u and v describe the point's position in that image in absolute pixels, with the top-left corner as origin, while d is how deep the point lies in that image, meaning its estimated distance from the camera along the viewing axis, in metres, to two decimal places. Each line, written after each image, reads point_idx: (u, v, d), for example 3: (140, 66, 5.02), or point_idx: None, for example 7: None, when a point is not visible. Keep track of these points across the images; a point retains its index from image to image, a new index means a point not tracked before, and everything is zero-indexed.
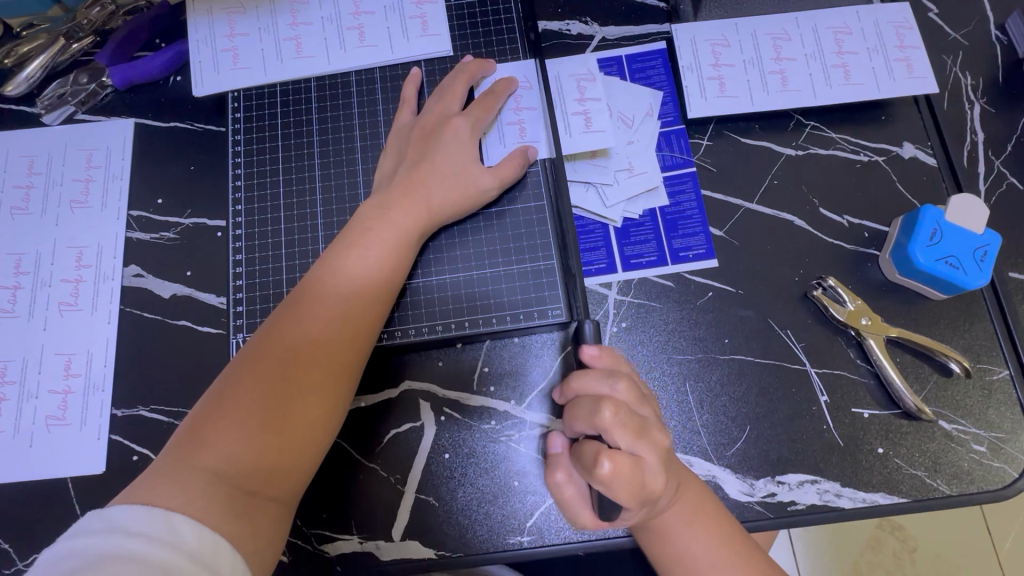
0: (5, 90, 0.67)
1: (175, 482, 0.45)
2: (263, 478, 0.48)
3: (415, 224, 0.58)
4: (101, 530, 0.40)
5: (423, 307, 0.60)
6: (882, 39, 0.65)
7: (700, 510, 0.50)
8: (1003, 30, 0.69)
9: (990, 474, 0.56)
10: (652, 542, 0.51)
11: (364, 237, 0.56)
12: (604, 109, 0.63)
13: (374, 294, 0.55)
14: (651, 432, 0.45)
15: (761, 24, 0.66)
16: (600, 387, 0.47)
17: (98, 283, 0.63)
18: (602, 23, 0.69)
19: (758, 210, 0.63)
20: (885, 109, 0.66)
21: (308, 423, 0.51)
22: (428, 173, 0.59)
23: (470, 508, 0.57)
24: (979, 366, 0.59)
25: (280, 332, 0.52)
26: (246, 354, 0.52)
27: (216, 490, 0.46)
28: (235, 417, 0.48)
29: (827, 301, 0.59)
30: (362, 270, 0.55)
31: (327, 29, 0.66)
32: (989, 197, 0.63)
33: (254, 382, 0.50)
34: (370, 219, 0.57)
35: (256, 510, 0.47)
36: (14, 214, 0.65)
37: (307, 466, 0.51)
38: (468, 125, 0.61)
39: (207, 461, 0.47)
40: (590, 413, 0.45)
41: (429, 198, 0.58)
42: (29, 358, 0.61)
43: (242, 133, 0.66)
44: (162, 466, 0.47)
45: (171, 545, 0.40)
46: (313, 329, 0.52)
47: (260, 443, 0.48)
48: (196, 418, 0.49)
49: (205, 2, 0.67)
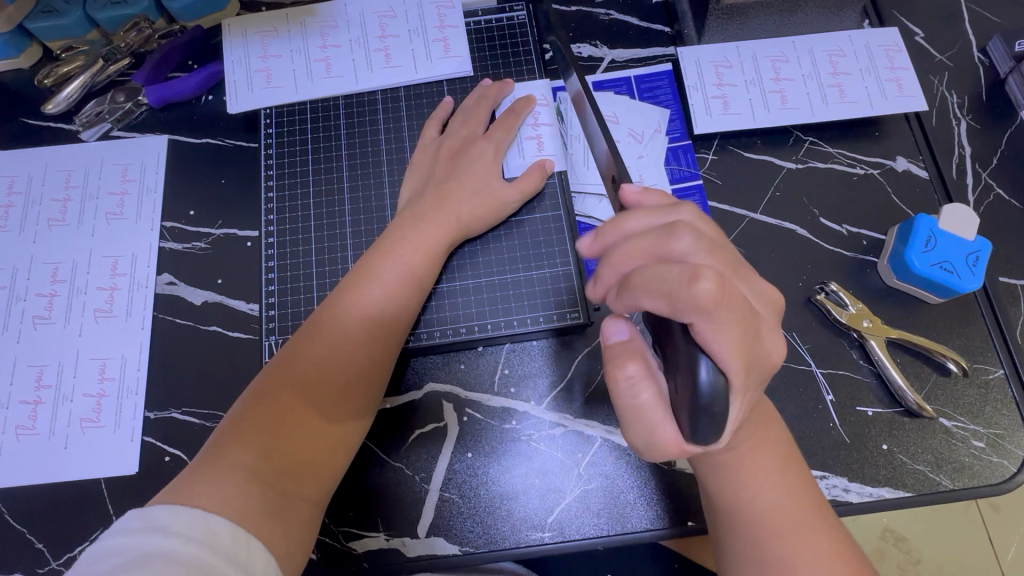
0: (46, 109, 0.71)
1: (212, 480, 0.46)
2: (298, 478, 0.50)
3: (440, 235, 0.60)
4: (142, 530, 0.40)
5: (446, 311, 0.63)
6: (874, 61, 0.70)
7: (784, 470, 0.48)
8: (984, 52, 0.73)
9: (990, 468, 0.59)
10: (732, 495, 0.48)
11: (397, 246, 0.59)
12: (622, 149, 0.68)
13: (403, 302, 0.58)
14: (742, 270, 0.40)
15: (761, 46, 0.71)
16: (661, 216, 0.42)
17: (133, 290, 0.66)
18: (611, 46, 0.73)
19: (763, 220, 0.67)
20: (879, 126, 0.70)
21: (338, 425, 0.53)
22: (457, 189, 0.62)
23: (493, 505, 0.59)
24: (975, 366, 0.62)
25: (318, 336, 0.55)
26: (283, 355, 0.54)
27: (253, 488, 0.47)
28: (273, 417, 0.51)
29: (830, 305, 0.62)
30: (394, 276, 0.58)
31: (354, 50, 0.71)
32: (978, 206, 0.67)
33: (293, 383, 0.52)
34: (402, 229, 0.60)
35: (291, 510, 0.49)
36: (52, 226, 0.68)
37: (338, 467, 0.53)
38: (492, 146, 0.65)
39: (243, 459, 0.48)
40: (663, 238, 0.39)
41: (458, 211, 0.62)
42: (65, 363, 0.63)
43: (273, 148, 0.69)
44: (201, 463, 0.48)
45: (211, 547, 0.41)
46: (351, 332, 0.55)
47: (296, 442, 0.51)
48: (234, 417, 0.51)
49: (239, 26, 0.72)
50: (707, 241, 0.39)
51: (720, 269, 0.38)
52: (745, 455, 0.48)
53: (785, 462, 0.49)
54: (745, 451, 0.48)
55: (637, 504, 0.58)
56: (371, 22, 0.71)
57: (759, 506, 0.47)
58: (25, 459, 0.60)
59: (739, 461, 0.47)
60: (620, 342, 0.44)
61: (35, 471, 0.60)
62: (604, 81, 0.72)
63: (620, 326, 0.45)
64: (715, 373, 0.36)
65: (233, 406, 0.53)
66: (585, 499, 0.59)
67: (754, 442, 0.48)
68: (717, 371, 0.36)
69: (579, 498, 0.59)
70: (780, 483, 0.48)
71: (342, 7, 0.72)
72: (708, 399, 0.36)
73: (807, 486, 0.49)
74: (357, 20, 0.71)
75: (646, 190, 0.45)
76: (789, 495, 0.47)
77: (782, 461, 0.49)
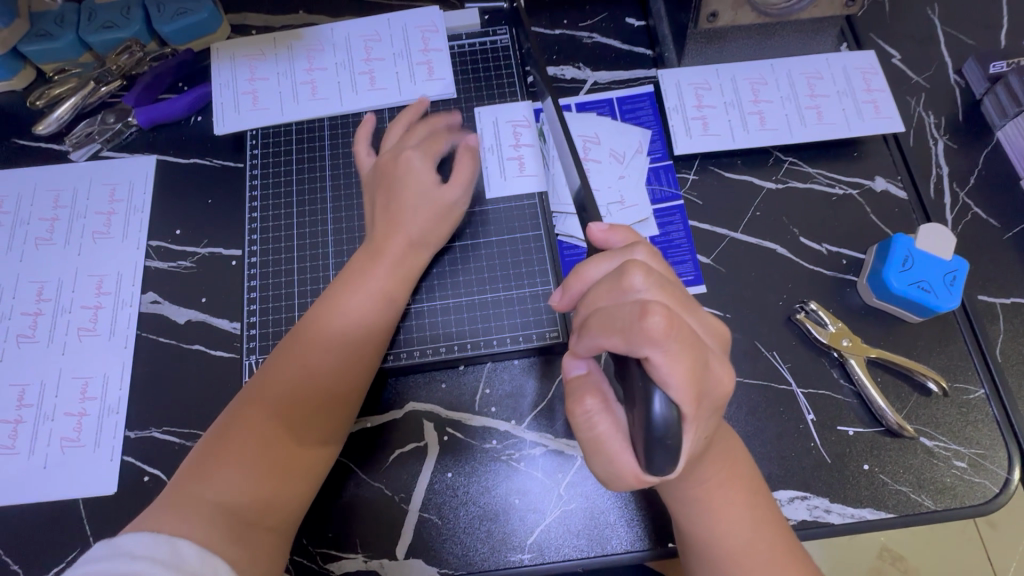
0: (37, 130, 0.72)
1: (176, 514, 0.46)
2: (262, 510, 0.50)
3: (410, 259, 0.61)
4: (107, 557, 0.41)
5: (425, 332, 0.63)
6: (850, 83, 0.71)
7: (752, 499, 0.48)
8: (961, 74, 0.74)
9: (972, 489, 0.58)
10: (701, 526, 0.48)
11: (363, 275, 0.60)
12: (603, 169, 0.69)
13: (371, 329, 0.58)
14: (693, 306, 0.42)
15: (739, 69, 0.72)
16: (615, 259, 0.44)
17: (117, 309, 0.66)
18: (593, 69, 0.75)
19: (743, 239, 0.67)
20: (857, 146, 0.71)
21: (311, 450, 0.54)
22: (406, 205, 0.61)
23: (472, 527, 0.58)
24: (956, 386, 0.62)
25: (285, 366, 0.55)
26: (251, 387, 0.55)
27: (217, 520, 0.47)
28: (239, 450, 0.51)
29: (810, 324, 0.62)
30: (360, 305, 0.58)
31: (340, 73, 0.72)
32: (956, 225, 0.68)
33: (259, 416, 0.53)
34: (368, 259, 0.60)
35: (255, 541, 0.48)
36: (39, 244, 0.69)
37: (304, 498, 0.53)
38: (469, 163, 0.64)
39: (207, 493, 0.48)
40: (616, 280, 0.40)
41: (406, 229, 0.61)
42: (47, 382, 0.63)
43: (259, 169, 0.70)
44: (167, 498, 0.48)
45: (174, 566, 0.41)
46: (316, 362, 0.55)
47: (261, 474, 0.51)
48: (201, 451, 0.52)
49: (228, 50, 0.73)
50: (658, 273, 0.41)
51: (670, 304, 0.40)
52: (714, 486, 0.47)
53: (752, 492, 0.49)
54: (716, 484, 0.48)
55: (617, 525, 0.58)
56: (357, 46, 0.73)
57: (728, 536, 0.47)
58: (4, 479, 0.60)
59: (709, 490, 0.47)
60: (580, 375, 0.45)
61: (13, 491, 0.60)
62: (586, 103, 0.73)
63: (581, 360, 0.46)
64: (668, 406, 0.36)
65: (202, 439, 0.53)
66: (565, 520, 0.58)
67: (726, 471, 0.48)
68: (671, 404, 0.36)
69: (559, 519, 0.58)
70: (747, 514, 0.48)
71: (328, 32, 0.74)
72: (662, 431, 0.35)
73: (773, 516, 0.49)
74: (343, 44, 0.73)
75: (612, 227, 0.47)
76: (757, 525, 0.48)
77: (750, 490, 0.49)
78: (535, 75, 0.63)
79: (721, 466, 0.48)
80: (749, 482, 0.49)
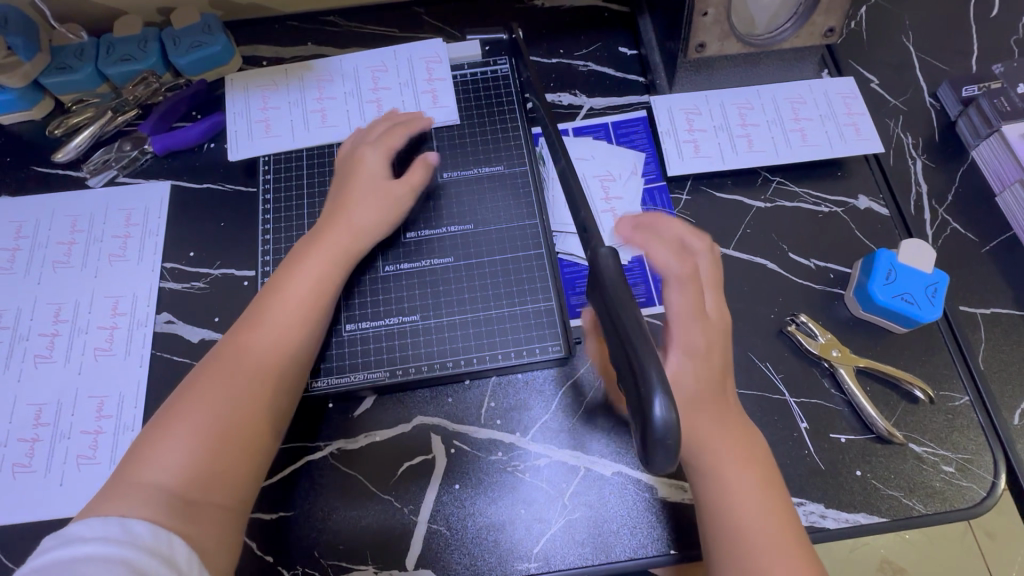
0: (56, 157, 0.75)
1: (119, 498, 0.46)
2: (204, 488, 0.48)
3: (343, 243, 0.63)
4: (59, 544, 0.41)
5: (359, 352, 0.65)
6: (832, 108, 0.75)
7: (766, 497, 0.50)
8: (936, 97, 0.79)
9: (961, 493, 0.60)
10: (719, 514, 0.50)
11: (298, 261, 0.61)
12: (601, 189, 0.72)
13: (308, 307, 0.59)
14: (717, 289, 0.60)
15: (727, 95, 0.76)
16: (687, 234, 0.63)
17: (132, 329, 0.69)
18: (589, 95, 0.79)
19: (734, 255, 0.71)
20: (841, 166, 0.75)
21: (257, 427, 0.53)
22: (352, 201, 0.65)
23: (479, 537, 0.60)
24: (942, 394, 0.64)
25: (224, 351, 0.56)
26: (188, 379, 0.54)
27: (162, 499, 0.46)
28: (176, 431, 0.50)
29: (801, 335, 0.65)
30: (296, 287, 0.60)
31: (347, 102, 0.76)
32: (936, 240, 0.71)
33: (196, 398, 0.52)
34: (303, 249, 0.63)
35: (198, 518, 0.47)
36: (57, 267, 0.71)
37: (248, 475, 0.52)
38: (383, 156, 0.68)
39: (150, 477, 0.47)
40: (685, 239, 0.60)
41: (352, 222, 0.64)
42: (64, 402, 0.65)
43: (271, 192, 0.73)
44: (108, 488, 0.47)
45: (131, 544, 0.41)
46: (252, 340, 0.56)
47: (201, 453, 0.49)
48: (140, 441, 0.50)
49: (241, 80, 0.77)
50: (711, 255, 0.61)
51: (704, 277, 0.59)
52: (729, 478, 0.51)
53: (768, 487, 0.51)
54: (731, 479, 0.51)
55: (620, 532, 0.60)
56: (364, 77, 0.77)
57: (749, 535, 0.48)
58: (22, 496, 0.61)
59: (723, 479, 0.51)
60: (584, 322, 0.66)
61: (30, 508, 0.61)
62: (583, 127, 0.77)
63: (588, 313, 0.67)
64: (668, 409, 0.38)
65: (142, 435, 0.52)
66: (570, 529, 0.60)
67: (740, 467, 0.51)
68: (669, 407, 0.38)
69: (563, 528, 0.60)
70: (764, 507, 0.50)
71: (337, 64, 0.78)
72: (661, 432, 0.38)
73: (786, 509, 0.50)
74: (351, 75, 0.77)
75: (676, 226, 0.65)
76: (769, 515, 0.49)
77: (768, 485, 0.51)
78: (535, 102, 0.67)
79: (732, 464, 0.51)
80: (761, 479, 0.51)
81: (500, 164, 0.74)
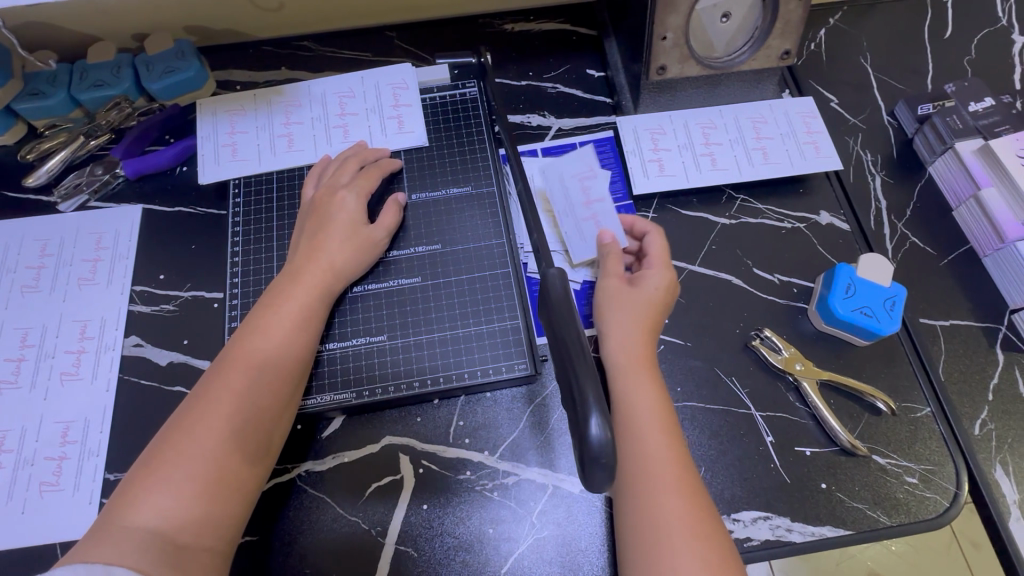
0: (26, 181, 0.75)
1: (107, 543, 0.47)
2: (195, 531, 0.50)
3: (324, 281, 0.64)
4: None
5: (337, 374, 0.65)
6: (793, 127, 0.77)
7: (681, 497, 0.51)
8: (894, 115, 0.81)
9: (924, 503, 0.61)
10: (637, 517, 0.51)
11: (278, 301, 0.62)
12: (585, 190, 0.71)
13: (291, 345, 0.60)
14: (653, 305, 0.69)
15: (690, 115, 0.78)
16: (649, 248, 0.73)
17: (100, 353, 0.68)
18: (558, 117, 0.80)
19: (700, 271, 0.72)
20: (802, 183, 0.76)
21: (244, 469, 0.54)
22: (326, 241, 0.66)
23: (446, 559, 0.60)
24: (904, 405, 0.65)
25: (207, 393, 0.56)
26: (172, 422, 0.54)
27: (152, 543, 0.47)
28: (166, 477, 0.51)
29: (765, 349, 0.66)
30: (277, 325, 0.60)
31: (316, 127, 0.77)
32: (896, 254, 0.73)
33: (185, 443, 0.52)
34: (284, 286, 0.63)
35: (189, 560, 0.48)
36: (24, 292, 0.71)
37: (237, 516, 0.53)
38: (354, 195, 0.69)
39: (141, 520, 0.48)
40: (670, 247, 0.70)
41: (330, 259, 0.65)
42: (28, 427, 0.65)
43: (241, 216, 0.74)
44: (95, 533, 0.48)
45: None
46: (235, 381, 0.56)
47: (192, 499, 0.50)
48: (127, 485, 0.51)
49: (210, 106, 0.78)
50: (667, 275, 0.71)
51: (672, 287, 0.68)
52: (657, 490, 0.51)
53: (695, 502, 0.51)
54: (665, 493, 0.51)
55: (589, 551, 0.60)
56: (331, 102, 0.78)
57: (671, 537, 0.49)
58: None
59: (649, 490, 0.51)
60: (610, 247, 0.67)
61: None
62: (551, 147, 0.78)
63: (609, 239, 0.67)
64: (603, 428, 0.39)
65: (127, 477, 0.52)
66: (539, 548, 0.60)
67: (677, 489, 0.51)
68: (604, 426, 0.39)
69: (532, 547, 0.60)
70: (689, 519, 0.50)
71: (305, 88, 0.79)
72: (598, 450, 0.39)
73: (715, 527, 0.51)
74: (319, 99, 0.78)
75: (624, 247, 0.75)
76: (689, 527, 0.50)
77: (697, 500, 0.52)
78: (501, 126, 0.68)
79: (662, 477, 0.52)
80: (682, 481, 0.52)
81: (468, 184, 0.75)
